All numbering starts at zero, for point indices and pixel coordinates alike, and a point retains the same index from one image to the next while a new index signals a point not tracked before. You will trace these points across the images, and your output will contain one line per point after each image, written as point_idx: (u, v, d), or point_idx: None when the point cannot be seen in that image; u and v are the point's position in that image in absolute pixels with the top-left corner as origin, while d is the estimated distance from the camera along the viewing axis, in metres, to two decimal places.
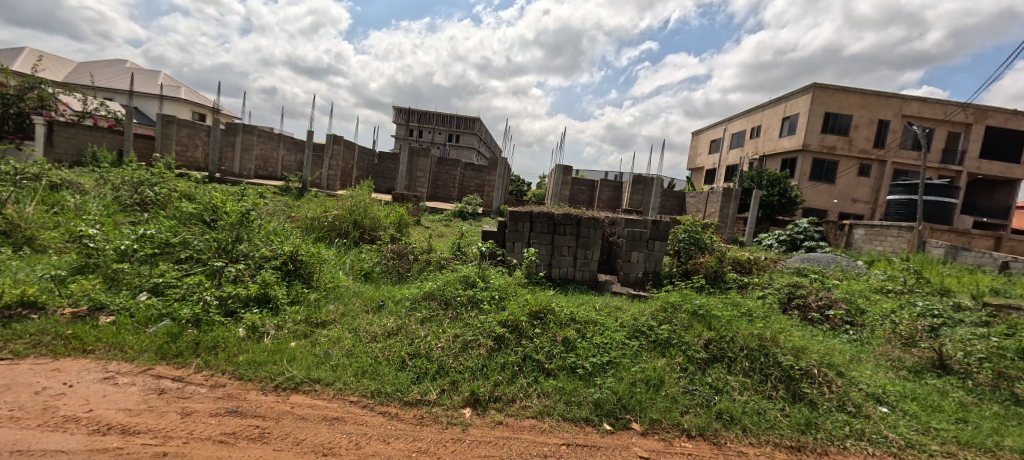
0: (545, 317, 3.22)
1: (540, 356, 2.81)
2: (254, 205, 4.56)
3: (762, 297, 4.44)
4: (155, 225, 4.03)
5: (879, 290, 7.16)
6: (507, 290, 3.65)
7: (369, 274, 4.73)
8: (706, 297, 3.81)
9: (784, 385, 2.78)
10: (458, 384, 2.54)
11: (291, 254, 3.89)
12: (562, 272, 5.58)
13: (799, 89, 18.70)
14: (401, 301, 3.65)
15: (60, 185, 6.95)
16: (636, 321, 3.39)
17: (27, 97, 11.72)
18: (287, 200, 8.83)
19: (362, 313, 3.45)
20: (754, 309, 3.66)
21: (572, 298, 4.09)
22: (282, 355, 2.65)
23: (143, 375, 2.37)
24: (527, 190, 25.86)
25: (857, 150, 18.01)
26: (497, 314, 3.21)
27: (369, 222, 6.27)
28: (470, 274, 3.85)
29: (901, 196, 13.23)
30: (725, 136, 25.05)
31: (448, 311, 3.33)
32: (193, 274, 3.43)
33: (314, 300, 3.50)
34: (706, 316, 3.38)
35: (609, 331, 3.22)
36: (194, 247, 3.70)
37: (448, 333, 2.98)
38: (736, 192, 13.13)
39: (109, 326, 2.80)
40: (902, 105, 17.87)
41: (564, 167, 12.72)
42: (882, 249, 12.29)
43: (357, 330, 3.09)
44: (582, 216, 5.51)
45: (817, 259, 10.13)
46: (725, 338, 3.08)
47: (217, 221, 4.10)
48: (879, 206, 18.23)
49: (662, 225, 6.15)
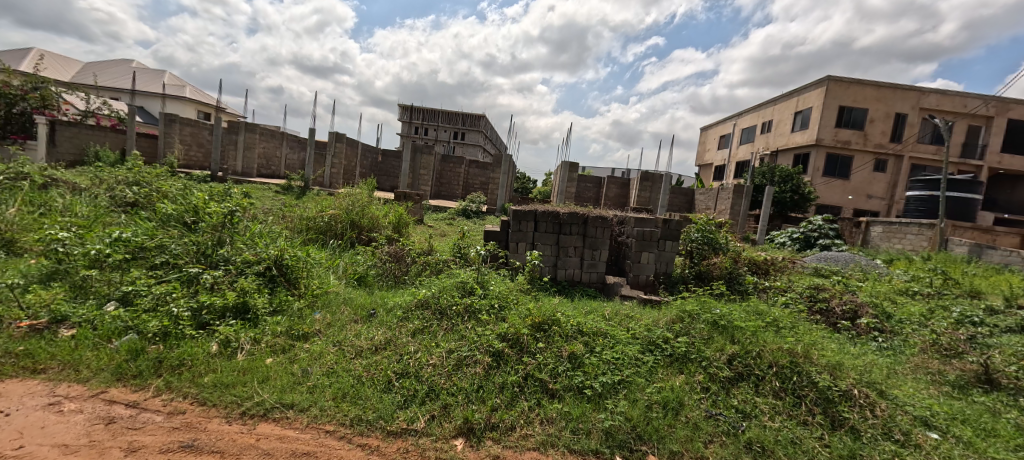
0: (550, 328, 2.92)
1: (543, 374, 2.51)
2: (241, 205, 4.29)
3: (785, 302, 4.11)
4: (132, 227, 3.76)
5: (903, 293, 6.77)
6: (508, 297, 3.34)
7: (363, 277, 4.44)
8: (726, 304, 3.49)
9: (821, 409, 2.45)
10: (451, 410, 2.23)
11: (276, 259, 3.60)
12: (568, 273, 5.26)
13: (812, 82, 18.15)
14: (393, 310, 3.36)
15: (50, 186, 6.74)
16: (650, 332, 3.09)
17: (29, 97, 11.67)
18: (286, 199, 8.61)
19: (350, 324, 3.17)
20: (781, 318, 3.32)
21: (579, 305, 3.76)
22: (254, 375, 2.36)
23: (94, 400, 2.11)
24: (533, 187, 25.54)
25: (872, 145, 17.47)
26: (497, 326, 2.91)
27: (366, 221, 5.99)
28: (468, 280, 3.54)
29: (921, 192, 12.73)
30: (734, 131, 24.51)
31: (443, 322, 3.04)
32: (167, 282, 3.16)
33: (299, 309, 3.23)
34: (729, 327, 3.05)
35: (620, 344, 2.91)
36: (171, 252, 3.43)
37: (442, 347, 2.69)
38: (748, 189, 12.69)
39: (66, 341, 2.54)
40: (919, 98, 17.30)
41: (570, 163, 12.36)
42: (901, 247, 11.84)
43: (343, 344, 2.81)
44: (589, 215, 5.18)
45: (835, 258, 9.71)
46: (752, 353, 2.77)
47: (198, 223, 3.84)
48: (895, 203, 17.66)
49: (673, 224, 5.85)
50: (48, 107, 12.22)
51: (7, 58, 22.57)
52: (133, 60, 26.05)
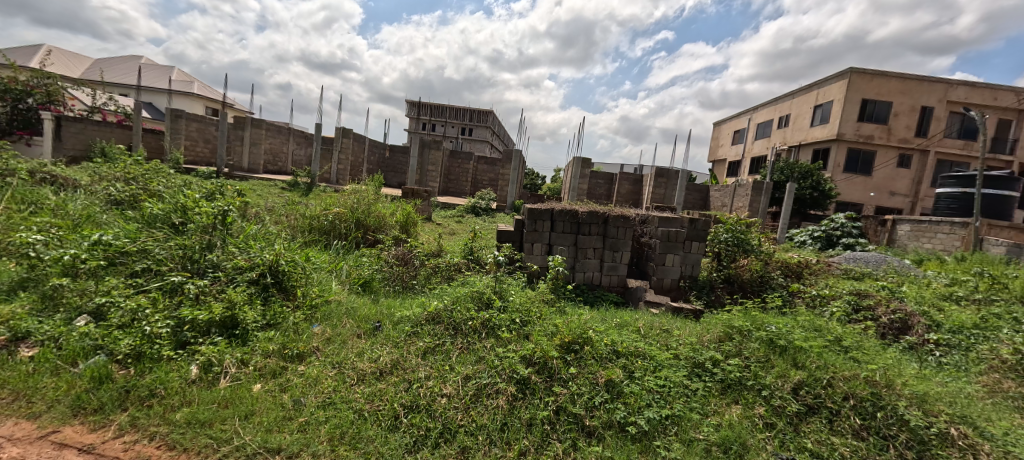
0: (582, 348, 2.53)
1: (577, 407, 2.13)
2: (234, 204, 3.94)
3: (836, 313, 3.67)
4: (115, 229, 3.42)
5: (947, 298, 6.29)
6: (532, 311, 2.95)
7: (368, 282, 4.07)
8: (779, 318, 3.06)
9: (914, 453, 2.02)
10: (470, 455, 1.86)
11: (271, 265, 3.24)
12: (587, 276, 4.86)
13: (833, 74, 17.43)
14: (400, 322, 2.99)
15: (47, 184, 6.48)
16: (695, 353, 2.68)
17: (35, 93, 11.49)
18: (290, 197, 8.28)
19: (352, 340, 2.81)
20: (845, 336, 2.88)
21: (608, 319, 3.35)
22: (236, 408, 2.01)
23: (42, 444, 1.76)
24: (542, 183, 25.12)
25: (896, 140, 16.77)
26: (519, 346, 2.53)
27: (372, 220, 5.64)
28: (485, 289, 3.14)
29: (953, 188, 12.09)
30: (749, 126, 23.77)
31: (456, 339, 2.66)
32: (147, 292, 2.81)
33: (296, 322, 2.87)
34: (790, 348, 2.62)
35: (663, 368, 2.51)
36: (154, 257, 3.07)
37: (458, 372, 2.32)
38: (768, 185, 12.17)
39: (23, 365, 2.19)
40: (947, 90, 16.50)
41: (582, 159, 11.96)
42: (931, 247, 11.24)
43: (343, 366, 2.45)
44: (610, 213, 4.77)
45: (865, 259, 9.17)
46: (822, 381, 2.35)
47: (187, 224, 3.47)
48: (920, 200, 16.97)
49: (700, 224, 5.42)
50: (55, 103, 12.04)
51: (15, 54, 22.57)
52: (140, 56, 26.00)
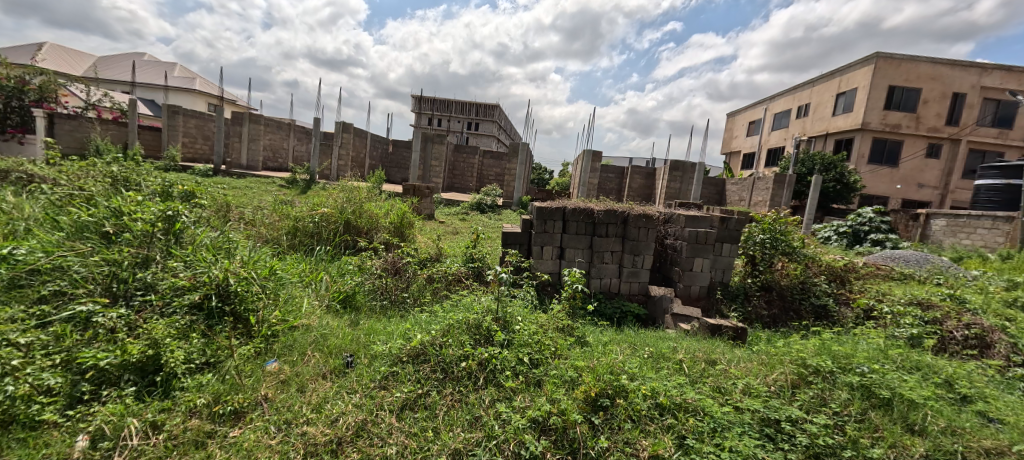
0: (613, 402, 1.88)
1: None
2: (188, 207, 3.32)
3: (920, 339, 2.96)
4: (37, 240, 2.79)
5: (1015, 305, 5.51)
6: (545, 345, 2.30)
7: (349, 297, 3.40)
8: (866, 353, 2.38)
9: None
10: None
11: (219, 284, 2.59)
12: (603, 283, 4.18)
13: (857, 60, 16.39)
14: (377, 357, 2.35)
15: (18, 186, 5.93)
16: (766, 405, 1.99)
17: (28, 89, 10.78)
18: (279, 196, 7.70)
19: (313, 383, 2.18)
20: (956, 377, 2.22)
21: (637, 347, 2.68)
22: None
23: None
24: (550, 179, 24.32)
25: (926, 128, 15.77)
26: (526, 401, 1.89)
27: (363, 221, 5.01)
28: (484, 316, 2.47)
29: (995, 180, 11.18)
30: (766, 116, 22.76)
31: (445, 389, 2.01)
32: (50, 323, 2.18)
33: (240, 360, 2.23)
34: (897, 402, 1.95)
35: (723, 428, 1.83)
36: (70, 276, 2.44)
37: (444, 443, 1.69)
38: (792, 178, 11.29)
39: None
40: (981, 75, 15.48)
41: (593, 152, 11.22)
42: (969, 243, 10.29)
43: (292, 428, 1.82)
44: (629, 212, 4.08)
45: (906, 258, 8.31)
46: (956, 457, 1.69)
47: (122, 234, 2.84)
48: (951, 192, 15.93)
49: (731, 223, 4.74)
50: (48, 99, 11.36)
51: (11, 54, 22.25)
52: (138, 53, 25.56)
